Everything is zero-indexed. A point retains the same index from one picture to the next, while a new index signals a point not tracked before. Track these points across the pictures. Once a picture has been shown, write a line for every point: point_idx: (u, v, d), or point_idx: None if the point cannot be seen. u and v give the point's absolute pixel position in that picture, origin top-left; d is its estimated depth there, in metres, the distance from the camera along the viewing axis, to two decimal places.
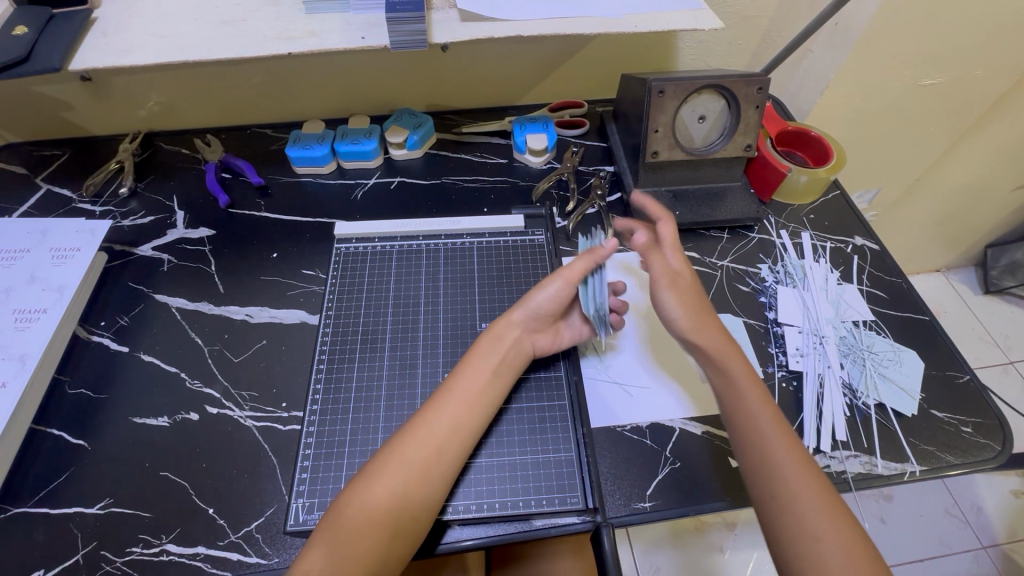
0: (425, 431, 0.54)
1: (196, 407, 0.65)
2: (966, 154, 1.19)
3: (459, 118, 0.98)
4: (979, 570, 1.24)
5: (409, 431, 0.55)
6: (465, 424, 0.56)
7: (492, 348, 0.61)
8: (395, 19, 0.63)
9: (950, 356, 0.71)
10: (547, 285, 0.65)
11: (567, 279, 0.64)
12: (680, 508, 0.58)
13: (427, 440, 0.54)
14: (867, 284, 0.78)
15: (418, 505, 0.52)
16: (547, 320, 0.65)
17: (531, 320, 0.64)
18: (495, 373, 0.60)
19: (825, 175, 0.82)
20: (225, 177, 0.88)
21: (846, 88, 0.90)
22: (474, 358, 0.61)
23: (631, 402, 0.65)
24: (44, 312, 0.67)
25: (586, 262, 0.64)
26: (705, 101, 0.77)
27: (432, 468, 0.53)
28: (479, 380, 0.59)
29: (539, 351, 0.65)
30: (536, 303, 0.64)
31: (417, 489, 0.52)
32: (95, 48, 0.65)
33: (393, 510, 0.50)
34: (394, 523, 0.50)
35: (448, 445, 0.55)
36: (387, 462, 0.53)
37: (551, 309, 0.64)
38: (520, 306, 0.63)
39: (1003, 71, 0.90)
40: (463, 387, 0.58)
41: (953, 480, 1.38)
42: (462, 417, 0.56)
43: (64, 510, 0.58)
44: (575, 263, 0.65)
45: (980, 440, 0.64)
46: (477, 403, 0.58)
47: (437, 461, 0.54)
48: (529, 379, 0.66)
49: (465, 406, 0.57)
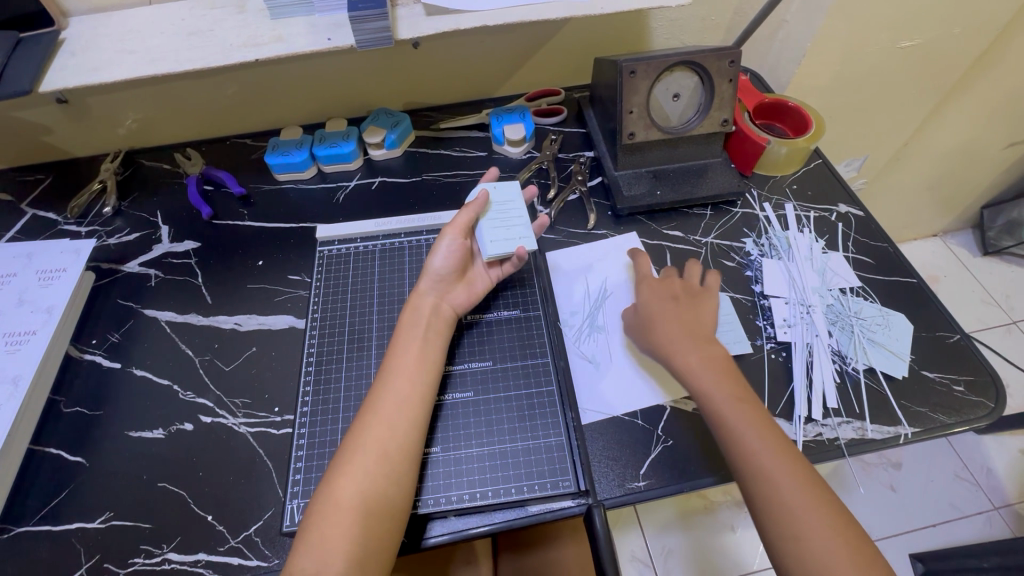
0: (373, 415, 0.55)
1: (191, 417, 0.66)
2: (953, 116, 1.18)
3: (437, 114, 0.98)
4: (992, 532, 1.24)
5: (361, 418, 0.56)
6: (412, 398, 0.57)
7: (415, 320, 0.63)
8: (359, 17, 0.63)
9: (939, 315, 0.70)
10: (439, 244, 0.67)
11: (455, 233, 0.67)
12: (675, 485, 0.58)
13: (378, 421, 0.55)
14: (853, 250, 0.78)
15: (387, 483, 0.52)
16: (453, 277, 0.66)
17: (436, 284, 0.65)
18: (427, 343, 0.61)
19: (806, 144, 0.81)
20: (208, 189, 0.88)
21: (823, 56, 0.89)
22: (404, 333, 0.62)
23: (622, 384, 0.65)
24: (34, 334, 0.68)
25: (467, 212, 0.69)
26: (678, 78, 0.76)
27: (391, 447, 0.54)
28: (413, 354, 0.60)
29: (458, 309, 0.66)
30: (436, 265, 0.66)
31: (382, 470, 0.52)
32: (67, 67, 0.66)
33: (361, 492, 0.51)
34: (363, 505, 0.50)
35: (399, 422, 0.55)
36: (351, 448, 0.54)
37: (450, 265, 0.66)
38: (422, 277, 0.66)
39: (981, 28, 0.89)
40: (400, 362, 0.59)
41: (960, 442, 1.37)
42: (407, 393, 0.57)
43: (65, 526, 0.59)
44: (459, 217, 0.68)
45: (973, 398, 0.63)
46: (417, 376, 0.58)
47: (391, 440, 0.54)
48: (454, 373, 0.65)
49: (407, 382, 0.58)
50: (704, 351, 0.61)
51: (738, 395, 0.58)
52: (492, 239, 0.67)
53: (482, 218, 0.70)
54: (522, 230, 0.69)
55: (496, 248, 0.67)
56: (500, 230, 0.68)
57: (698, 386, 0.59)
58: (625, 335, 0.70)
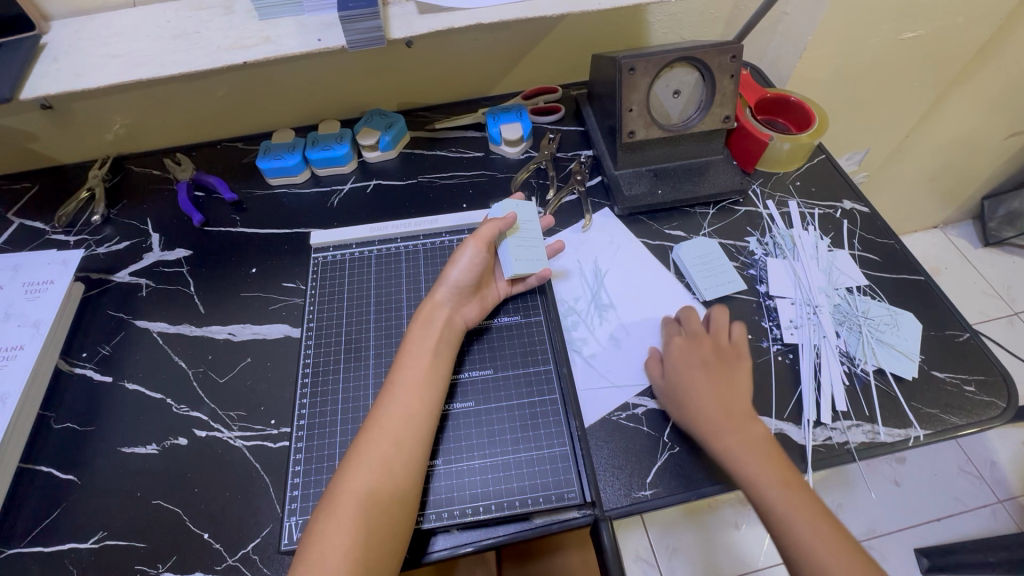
0: (377, 430, 0.54)
1: (185, 431, 0.64)
2: (954, 107, 1.16)
3: (431, 114, 0.96)
4: (997, 525, 1.23)
5: (365, 432, 0.54)
6: (418, 412, 0.55)
7: (425, 333, 0.61)
8: (349, 17, 0.61)
9: (947, 314, 0.69)
10: (460, 255, 0.65)
11: (477, 246, 0.65)
12: (682, 494, 0.57)
13: (382, 436, 0.53)
14: (859, 248, 0.76)
15: (390, 500, 0.51)
16: (469, 291, 0.65)
17: (452, 294, 0.64)
18: (436, 355, 0.60)
19: (809, 140, 0.79)
20: (198, 196, 0.86)
21: (824, 49, 0.87)
22: (410, 346, 0.60)
23: (626, 365, 0.66)
24: (22, 349, 0.66)
25: (493, 226, 0.67)
26: (678, 74, 0.75)
27: (395, 462, 0.52)
28: (421, 365, 0.58)
29: (469, 323, 0.65)
30: (453, 277, 0.64)
31: (386, 487, 0.51)
32: (48, 74, 0.63)
33: (364, 510, 0.49)
34: (367, 523, 0.49)
35: (404, 437, 0.54)
36: (354, 465, 0.52)
37: (470, 279, 0.64)
38: (439, 285, 0.64)
39: (985, 18, 0.87)
40: (406, 374, 0.57)
41: (964, 435, 1.37)
42: (413, 407, 0.55)
43: (58, 547, 0.58)
44: (483, 230, 0.67)
45: (985, 398, 0.62)
46: (424, 388, 0.57)
47: (397, 455, 0.53)
48: (461, 381, 0.64)
49: (413, 395, 0.56)
50: (743, 431, 0.57)
51: (786, 477, 0.54)
52: (516, 257, 0.67)
53: (508, 235, 0.69)
54: (540, 249, 0.69)
55: (520, 267, 0.66)
56: (523, 247, 0.68)
57: (736, 470, 0.55)
58: (624, 316, 0.70)
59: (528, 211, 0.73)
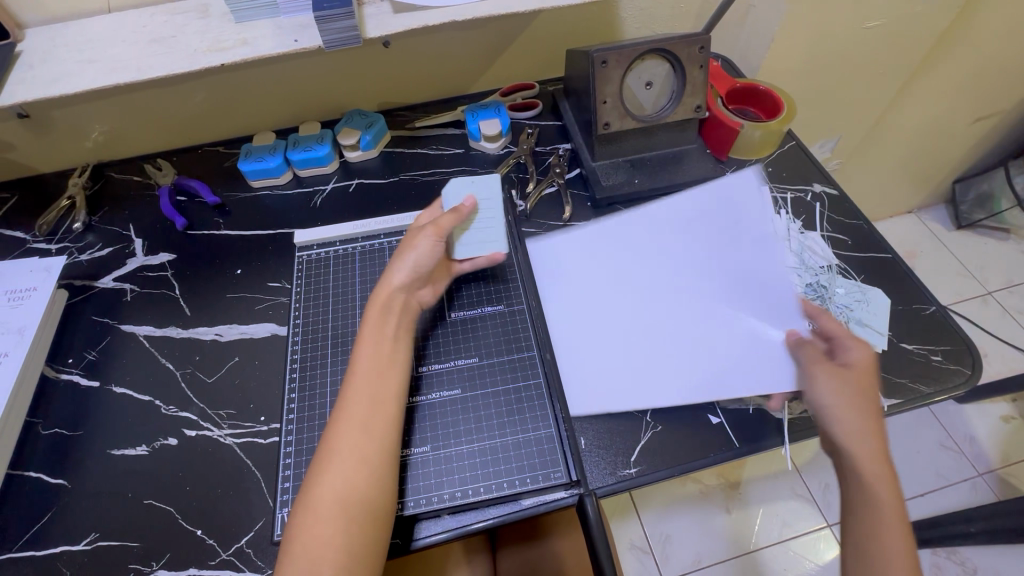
0: (346, 418, 0.54)
1: (175, 432, 0.65)
2: (920, 93, 1.20)
3: (411, 113, 0.97)
4: (978, 497, 1.27)
5: (336, 423, 0.54)
6: (386, 397, 0.56)
7: (385, 318, 0.61)
8: (324, 17, 0.62)
9: (916, 289, 0.72)
10: (417, 242, 0.64)
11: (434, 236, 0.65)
12: (663, 470, 0.59)
13: (353, 424, 0.54)
14: (830, 229, 0.79)
15: (371, 486, 0.52)
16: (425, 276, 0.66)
17: (412, 279, 0.64)
18: (397, 340, 0.60)
19: (778, 127, 0.81)
20: (181, 200, 0.87)
21: (791, 39, 0.90)
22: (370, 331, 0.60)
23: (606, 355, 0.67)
24: (6, 356, 0.66)
25: (450, 217, 0.66)
26: (650, 67, 0.77)
27: (371, 450, 0.53)
28: (384, 350, 0.59)
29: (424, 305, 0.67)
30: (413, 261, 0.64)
31: (364, 475, 0.52)
32: (25, 80, 0.64)
33: (345, 498, 0.50)
34: (349, 511, 0.50)
35: (375, 423, 0.54)
36: (328, 456, 0.52)
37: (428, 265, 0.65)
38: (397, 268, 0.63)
39: (942, 6, 0.91)
40: (369, 361, 0.58)
41: (943, 411, 1.40)
42: (379, 392, 0.56)
43: (50, 550, 0.58)
44: (440, 219, 0.65)
45: (950, 367, 0.65)
46: (389, 373, 0.58)
47: (369, 442, 0.53)
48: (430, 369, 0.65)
49: (378, 380, 0.57)
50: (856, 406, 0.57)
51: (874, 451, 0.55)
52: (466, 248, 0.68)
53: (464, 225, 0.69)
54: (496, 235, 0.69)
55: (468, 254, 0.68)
56: (477, 234, 0.68)
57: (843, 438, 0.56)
58: None
59: (486, 188, 0.71)
